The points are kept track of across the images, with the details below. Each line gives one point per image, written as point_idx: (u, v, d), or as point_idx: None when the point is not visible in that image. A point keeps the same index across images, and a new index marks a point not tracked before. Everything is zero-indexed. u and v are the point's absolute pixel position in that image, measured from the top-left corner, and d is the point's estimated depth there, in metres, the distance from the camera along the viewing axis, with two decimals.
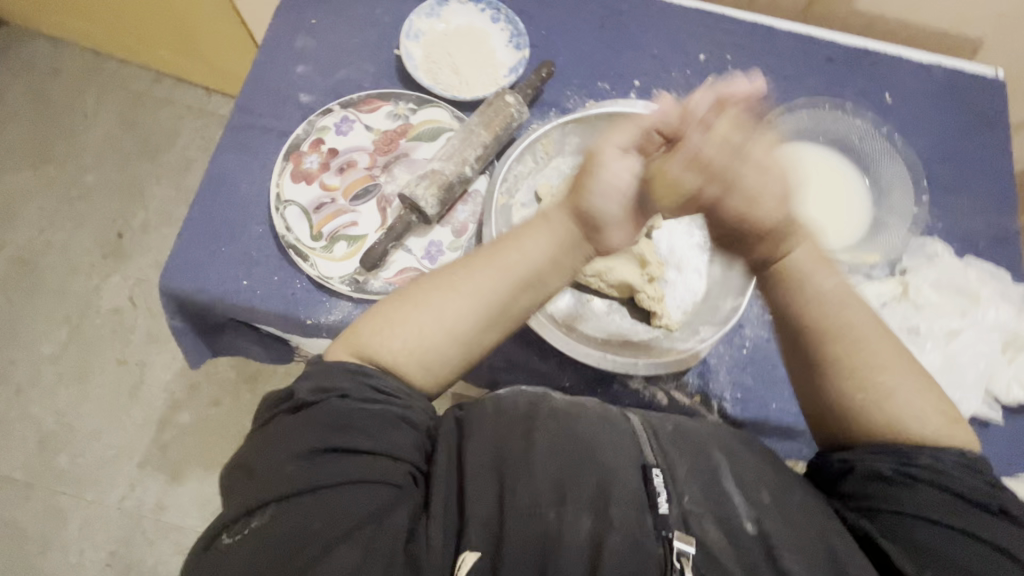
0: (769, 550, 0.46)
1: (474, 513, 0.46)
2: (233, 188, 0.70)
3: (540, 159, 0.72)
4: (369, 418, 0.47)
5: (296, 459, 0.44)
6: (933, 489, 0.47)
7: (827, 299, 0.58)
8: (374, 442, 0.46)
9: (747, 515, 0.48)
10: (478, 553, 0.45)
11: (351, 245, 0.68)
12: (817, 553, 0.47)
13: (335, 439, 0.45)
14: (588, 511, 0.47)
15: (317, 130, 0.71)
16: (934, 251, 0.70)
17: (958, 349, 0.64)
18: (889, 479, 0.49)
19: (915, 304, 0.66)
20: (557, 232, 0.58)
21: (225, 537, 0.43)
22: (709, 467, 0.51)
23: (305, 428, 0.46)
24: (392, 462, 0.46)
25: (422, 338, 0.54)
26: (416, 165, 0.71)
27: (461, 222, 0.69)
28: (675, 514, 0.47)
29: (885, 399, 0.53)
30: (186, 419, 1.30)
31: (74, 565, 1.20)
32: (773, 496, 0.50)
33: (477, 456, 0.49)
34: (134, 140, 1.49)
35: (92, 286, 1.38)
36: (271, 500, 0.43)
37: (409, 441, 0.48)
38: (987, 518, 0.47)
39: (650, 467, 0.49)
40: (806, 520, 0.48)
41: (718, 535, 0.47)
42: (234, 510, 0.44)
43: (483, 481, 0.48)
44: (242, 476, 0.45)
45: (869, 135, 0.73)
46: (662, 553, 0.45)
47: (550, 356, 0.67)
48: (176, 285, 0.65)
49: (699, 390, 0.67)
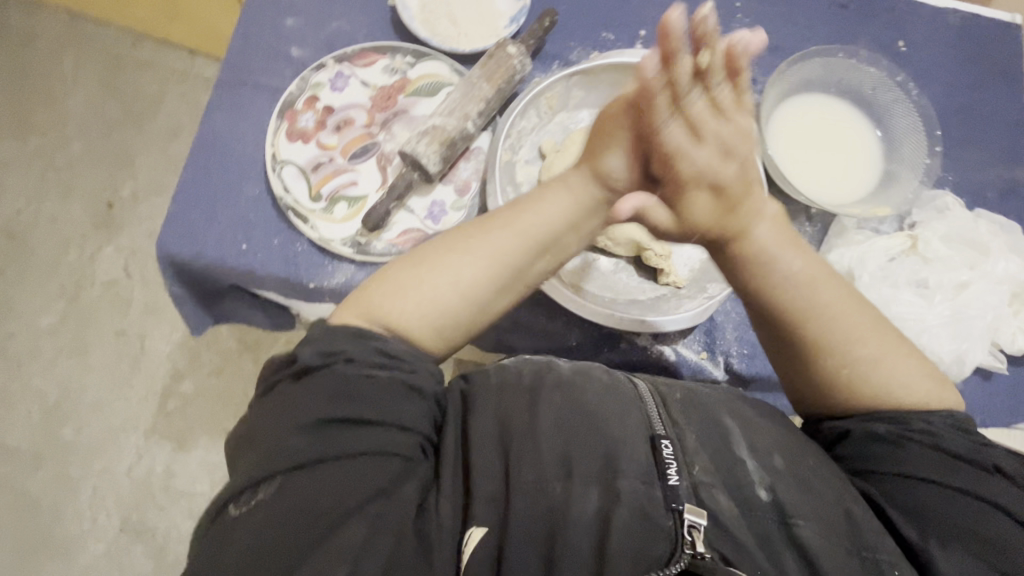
0: (782, 517, 0.47)
1: (482, 486, 0.47)
2: (229, 148, 0.68)
3: (543, 114, 0.70)
4: (375, 389, 0.47)
5: (302, 431, 0.44)
6: (930, 449, 0.48)
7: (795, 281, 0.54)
8: (383, 415, 0.46)
9: (759, 482, 0.48)
10: (485, 529, 0.46)
11: (352, 206, 0.66)
12: (833, 515, 0.47)
13: (342, 410, 0.45)
14: (595, 485, 0.47)
15: (311, 86, 0.68)
16: (945, 204, 0.69)
17: (967, 301, 0.63)
18: (885, 439, 0.50)
19: (923, 258, 0.66)
20: (576, 194, 0.57)
21: (231, 508, 0.43)
22: (721, 432, 0.51)
23: (310, 397, 0.45)
24: (401, 434, 0.46)
25: (443, 297, 0.53)
26: (416, 122, 0.69)
27: (464, 180, 0.67)
28: (685, 486, 0.47)
29: (868, 369, 0.53)
30: (189, 388, 1.31)
31: (88, 531, 1.23)
32: (786, 462, 0.50)
33: (483, 430, 0.50)
34: (117, 105, 1.44)
35: (85, 257, 1.36)
36: (278, 473, 0.43)
37: (417, 413, 0.48)
38: (981, 474, 0.47)
39: (659, 438, 0.49)
40: (825, 486, 0.48)
41: (729, 504, 0.47)
42: (240, 482, 0.44)
43: (491, 453, 0.49)
44: (247, 447, 0.46)
45: (882, 85, 0.71)
46: (673, 527, 0.45)
47: (556, 316, 0.66)
48: (173, 249, 0.64)
49: (705, 347, 0.67)
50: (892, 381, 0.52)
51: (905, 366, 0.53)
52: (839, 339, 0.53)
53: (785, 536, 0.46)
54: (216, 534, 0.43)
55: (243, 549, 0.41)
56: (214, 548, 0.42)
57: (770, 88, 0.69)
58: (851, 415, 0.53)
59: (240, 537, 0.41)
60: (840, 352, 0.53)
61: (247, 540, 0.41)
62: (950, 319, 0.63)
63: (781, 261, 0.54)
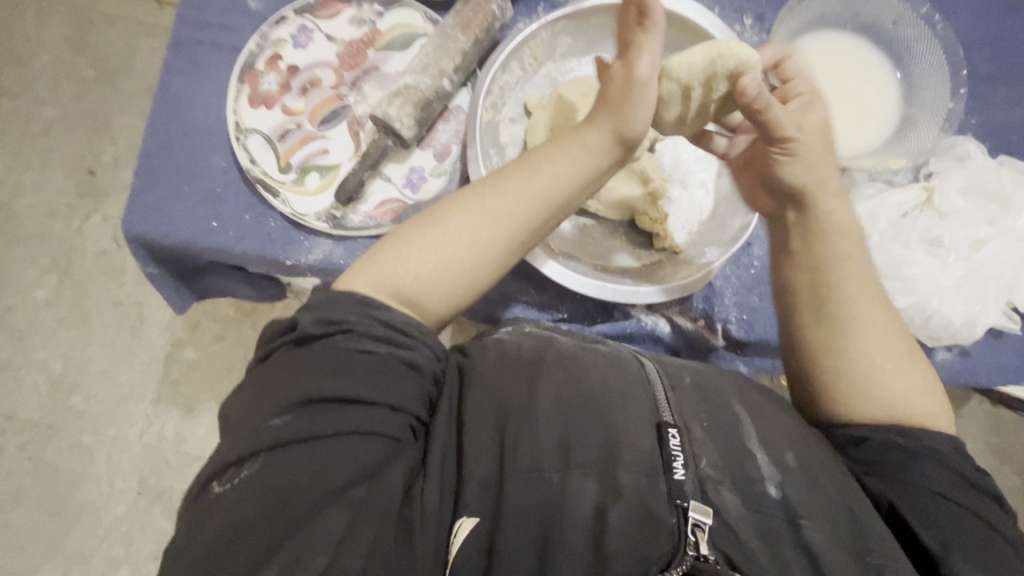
0: (791, 516, 0.44)
1: (475, 473, 0.45)
2: (189, 116, 0.63)
3: (528, 66, 0.64)
4: (367, 366, 0.45)
5: (292, 406, 0.43)
6: (945, 468, 0.47)
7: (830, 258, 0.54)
8: (376, 393, 0.45)
9: (770, 478, 0.46)
10: (475, 518, 0.44)
11: (324, 176, 0.61)
12: (839, 514, 0.45)
13: (336, 386, 0.44)
14: (594, 475, 0.45)
15: (272, 43, 0.62)
16: (965, 152, 0.63)
17: (983, 260, 0.60)
18: (903, 449, 0.48)
19: (939, 213, 0.61)
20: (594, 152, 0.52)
21: (215, 484, 0.42)
22: (731, 419, 0.50)
23: (305, 367, 0.44)
24: (390, 412, 0.45)
25: (446, 267, 0.50)
26: (388, 80, 0.63)
27: (443, 144, 0.63)
28: (691, 482, 0.44)
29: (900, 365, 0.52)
30: (191, 356, 1.31)
31: (107, 494, 1.27)
32: (798, 459, 0.48)
33: (480, 414, 0.48)
34: (88, 64, 1.35)
35: (73, 228, 1.33)
36: (265, 447, 0.42)
37: (411, 391, 0.46)
38: (985, 502, 0.47)
39: (667, 426, 0.47)
40: (831, 483, 0.47)
41: (734, 501, 0.44)
42: (225, 456, 0.42)
43: (487, 438, 0.47)
44: (237, 416, 0.45)
45: (905, 18, 0.64)
46: (675, 524, 0.43)
47: (546, 287, 0.64)
48: (140, 229, 0.60)
49: (703, 314, 0.64)
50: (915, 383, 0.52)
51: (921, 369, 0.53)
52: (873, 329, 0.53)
53: (792, 535, 0.44)
54: (199, 507, 0.42)
55: (223, 527, 0.39)
56: (195, 521, 0.41)
57: (779, 28, 0.62)
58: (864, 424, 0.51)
59: (221, 514, 0.40)
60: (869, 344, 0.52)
61: (227, 517, 0.40)
62: (964, 280, 0.59)
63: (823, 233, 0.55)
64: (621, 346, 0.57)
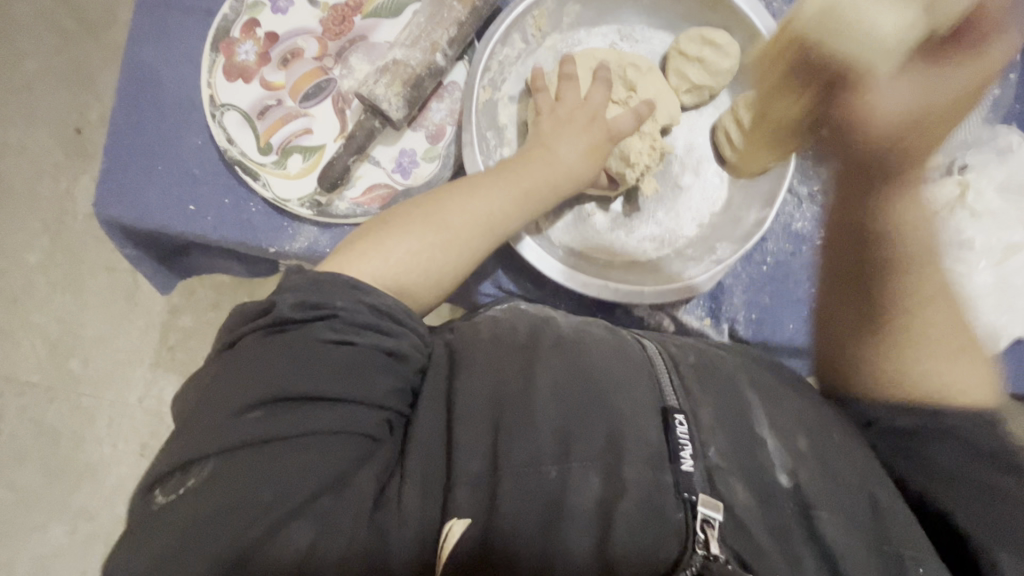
0: (802, 506, 0.42)
1: (467, 467, 0.41)
2: (160, 87, 0.58)
3: (532, 38, 0.58)
4: (344, 361, 0.41)
5: (257, 405, 0.39)
6: (950, 440, 0.47)
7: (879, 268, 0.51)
8: (350, 391, 0.41)
9: (781, 467, 0.43)
10: (468, 520, 0.40)
11: (307, 159, 0.57)
12: (857, 504, 0.42)
13: (301, 385, 0.40)
14: (597, 468, 0.42)
15: (248, 8, 0.56)
16: (1008, 144, 0.57)
17: (1014, 267, 0.56)
18: (907, 430, 0.49)
19: (974, 212, 0.56)
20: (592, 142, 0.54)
21: (158, 493, 0.38)
22: (738, 404, 0.46)
23: (272, 360, 0.40)
24: (362, 409, 0.41)
25: (445, 258, 0.49)
26: (377, 51, 0.57)
27: (437, 124, 0.57)
28: (699, 472, 0.42)
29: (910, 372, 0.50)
30: (187, 323, 1.30)
31: (110, 456, 1.28)
32: (810, 443, 0.45)
33: (468, 399, 0.45)
34: (68, 13, 1.28)
35: (62, 189, 1.29)
36: (214, 452, 0.37)
37: (389, 388, 0.43)
38: (1002, 472, 0.44)
39: (672, 412, 0.44)
40: (845, 466, 0.44)
41: (746, 496, 0.41)
42: (174, 458, 0.38)
43: (479, 431, 0.43)
44: (188, 418, 0.40)
45: None
46: (683, 519, 0.40)
47: (544, 282, 0.60)
48: (112, 212, 0.56)
49: (709, 312, 0.61)
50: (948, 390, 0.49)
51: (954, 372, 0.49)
52: (915, 332, 0.50)
53: (805, 527, 0.41)
54: (143, 513, 0.38)
55: (169, 540, 0.35)
56: (136, 534, 0.36)
57: None
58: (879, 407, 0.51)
59: (169, 525, 0.36)
60: (907, 353, 0.51)
61: (177, 528, 0.36)
62: (992, 288, 0.55)
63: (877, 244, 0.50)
64: (613, 330, 0.53)
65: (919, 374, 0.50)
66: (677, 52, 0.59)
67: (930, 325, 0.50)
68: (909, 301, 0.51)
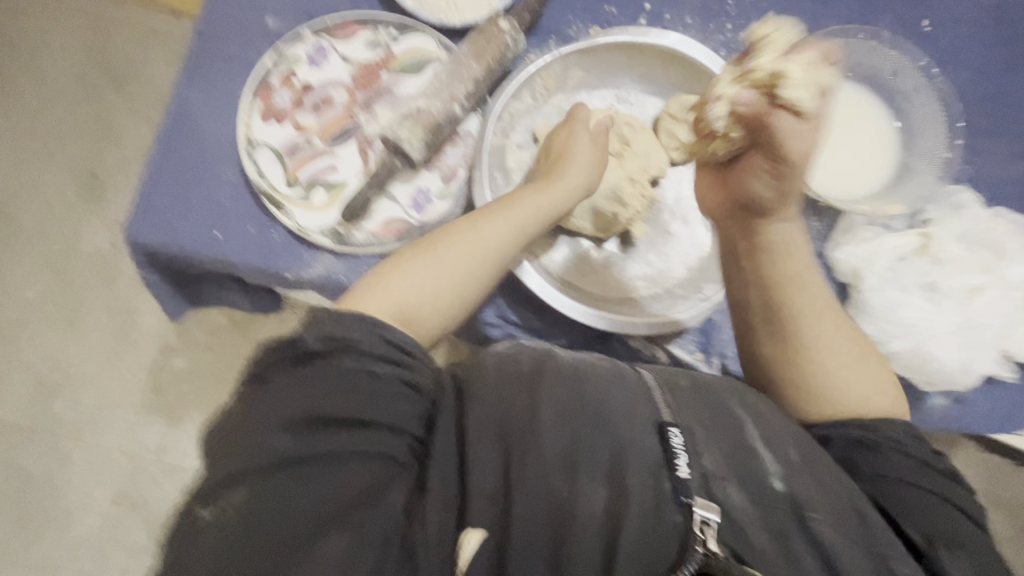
0: (798, 511, 0.42)
1: (479, 486, 0.42)
2: (197, 126, 0.63)
3: (540, 95, 0.65)
4: (374, 386, 0.44)
5: (294, 426, 0.41)
6: (905, 455, 0.47)
7: (795, 273, 0.55)
8: (375, 413, 0.43)
9: (775, 472, 0.44)
10: (483, 532, 0.41)
11: (331, 193, 0.62)
12: (845, 511, 0.43)
13: (332, 408, 0.42)
14: (601, 480, 0.42)
15: (288, 61, 0.63)
16: (962, 201, 0.64)
17: (977, 309, 0.60)
18: (868, 444, 0.48)
19: (936, 259, 0.62)
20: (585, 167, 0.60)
21: (202, 510, 0.39)
22: (731, 420, 0.47)
23: (303, 385, 0.42)
24: (392, 435, 0.43)
25: (446, 286, 0.53)
26: (400, 102, 0.64)
27: (451, 167, 0.63)
28: (695, 478, 0.42)
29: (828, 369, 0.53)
30: (180, 365, 1.28)
31: (82, 502, 1.23)
32: (801, 454, 0.46)
33: (481, 427, 0.44)
34: (98, 68, 1.37)
35: (70, 229, 1.32)
36: (258, 472, 0.39)
37: (412, 413, 0.45)
38: (948, 481, 0.47)
39: (667, 426, 0.45)
40: (835, 480, 0.45)
41: (742, 499, 0.42)
42: (217, 480, 0.39)
43: (489, 451, 0.44)
44: (219, 449, 0.41)
45: (904, 69, 0.65)
46: (682, 521, 0.41)
47: (545, 313, 0.64)
48: (142, 236, 0.60)
49: (700, 347, 0.64)
50: (849, 391, 0.52)
51: (869, 385, 0.53)
52: (819, 335, 0.54)
53: (803, 532, 0.41)
54: (179, 532, 0.38)
55: (212, 554, 0.37)
56: (178, 553, 0.37)
57: None
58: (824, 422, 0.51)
59: (211, 542, 0.37)
60: (823, 359, 0.53)
61: (221, 545, 0.37)
62: (958, 327, 0.60)
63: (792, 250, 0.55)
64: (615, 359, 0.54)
65: (825, 372, 0.53)
66: (667, 114, 0.65)
67: (828, 326, 0.54)
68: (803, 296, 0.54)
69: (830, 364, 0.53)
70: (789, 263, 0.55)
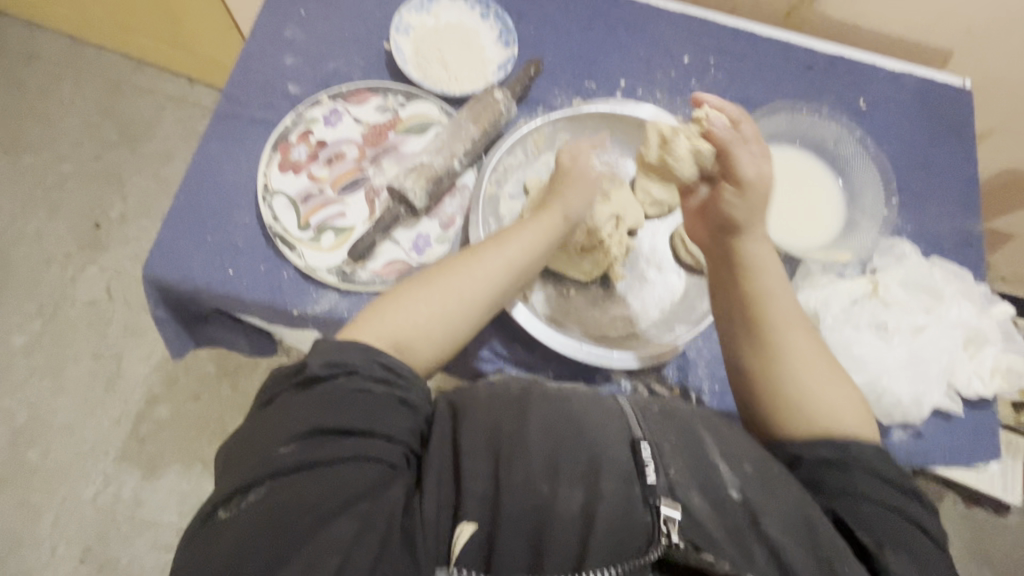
0: (752, 515, 0.46)
1: (471, 489, 0.46)
2: (219, 175, 0.70)
3: (530, 154, 0.73)
4: (371, 401, 0.48)
5: (299, 436, 0.45)
6: (870, 474, 0.51)
7: (775, 302, 0.60)
8: (373, 424, 0.47)
9: (731, 482, 0.48)
10: (474, 525, 0.45)
11: (339, 236, 0.68)
12: (795, 519, 0.47)
13: (334, 419, 0.46)
14: (579, 483, 0.46)
15: (306, 121, 0.71)
16: (902, 251, 0.72)
17: (922, 345, 0.67)
18: (834, 462, 0.51)
19: (884, 301, 0.69)
20: (546, 224, 0.63)
21: (222, 511, 0.43)
22: (695, 438, 0.51)
23: (306, 402, 0.46)
24: (387, 443, 0.47)
25: (438, 313, 0.57)
26: (405, 158, 0.72)
27: (449, 215, 0.70)
28: (662, 483, 0.46)
29: (810, 390, 0.56)
30: (164, 413, 1.28)
31: (46, 560, 1.17)
32: (756, 467, 0.50)
33: (473, 439, 0.49)
34: (113, 128, 1.46)
35: (68, 277, 1.35)
36: (269, 476, 0.43)
37: (405, 425, 0.49)
38: (910, 500, 0.50)
39: (639, 441, 0.49)
40: (787, 490, 0.48)
41: (703, 503, 0.46)
42: (232, 486, 0.43)
43: (479, 459, 0.48)
44: (234, 458, 0.45)
45: (843, 139, 0.76)
46: (649, 520, 0.45)
47: (534, 348, 0.69)
48: (159, 272, 0.65)
49: (677, 382, 0.69)
50: (825, 409, 0.55)
51: (837, 396, 0.56)
52: (790, 356, 0.57)
53: (756, 534, 0.45)
54: (205, 533, 0.42)
55: (229, 550, 0.40)
56: (201, 550, 0.41)
57: None
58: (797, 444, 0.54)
59: (228, 537, 0.41)
60: (794, 377, 0.56)
61: (235, 540, 0.41)
62: (908, 361, 0.66)
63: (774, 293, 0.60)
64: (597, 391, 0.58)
65: (797, 391, 0.56)
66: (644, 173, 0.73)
67: (796, 347, 0.58)
68: (771, 323, 0.59)
69: (806, 385, 0.56)
70: (761, 273, 0.61)
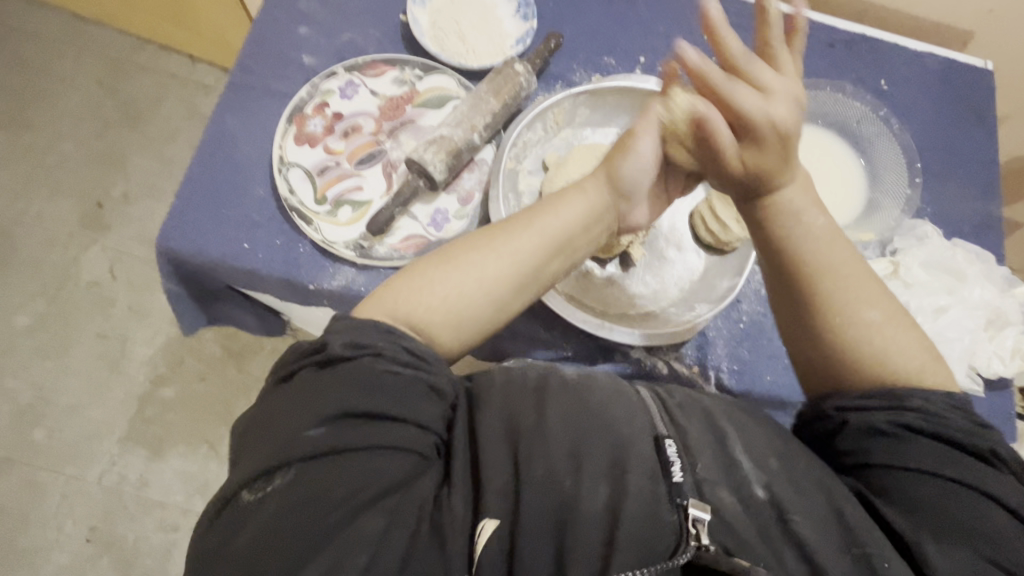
0: (780, 513, 0.47)
1: (493, 481, 0.46)
2: (233, 148, 0.68)
3: (550, 128, 0.72)
4: (399, 385, 0.46)
5: (327, 421, 0.43)
6: (931, 440, 0.49)
7: (819, 237, 0.58)
8: (402, 411, 0.45)
9: (758, 480, 0.48)
10: (497, 520, 0.44)
11: (356, 210, 0.67)
12: (824, 515, 0.47)
13: (365, 404, 0.44)
14: (604, 480, 0.46)
15: (321, 93, 0.70)
16: (924, 232, 0.72)
17: (944, 324, 0.66)
18: (887, 432, 0.50)
19: (905, 282, 0.68)
20: (592, 199, 0.59)
21: (246, 493, 0.42)
22: (720, 431, 0.51)
23: (334, 385, 0.44)
24: (417, 430, 0.46)
25: (471, 293, 0.54)
26: (423, 132, 0.70)
27: (467, 191, 0.69)
28: (687, 482, 0.47)
29: (873, 333, 0.55)
30: (169, 395, 1.27)
31: (53, 539, 1.17)
32: (782, 462, 0.50)
33: (493, 427, 0.49)
34: (114, 106, 1.43)
35: (70, 256, 1.34)
36: (297, 460, 0.42)
37: (436, 412, 0.48)
38: (977, 462, 0.48)
39: (662, 438, 0.49)
40: (815, 488, 0.49)
41: (730, 500, 0.47)
42: (256, 467, 0.42)
43: (501, 450, 0.47)
44: (255, 437, 0.44)
45: (867, 118, 0.75)
46: (675, 520, 0.45)
47: (554, 325, 0.68)
48: (175, 246, 0.64)
49: (697, 361, 0.68)
50: (887, 367, 0.54)
51: (901, 346, 0.55)
52: (850, 304, 0.55)
53: (784, 531, 0.46)
54: (230, 517, 0.42)
55: (256, 536, 0.40)
56: (227, 532, 0.41)
57: None
58: (849, 398, 0.53)
59: (255, 524, 0.40)
60: (847, 316, 0.55)
61: (262, 526, 0.40)
62: (929, 341, 0.65)
63: (807, 215, 0.58)
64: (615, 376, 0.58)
65: (852, 349, 0.55)
66: None
67: (860, 289, 0.56)
68: (825, 279, 0.56)
69: (869, 324, 0.55)
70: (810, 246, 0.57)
